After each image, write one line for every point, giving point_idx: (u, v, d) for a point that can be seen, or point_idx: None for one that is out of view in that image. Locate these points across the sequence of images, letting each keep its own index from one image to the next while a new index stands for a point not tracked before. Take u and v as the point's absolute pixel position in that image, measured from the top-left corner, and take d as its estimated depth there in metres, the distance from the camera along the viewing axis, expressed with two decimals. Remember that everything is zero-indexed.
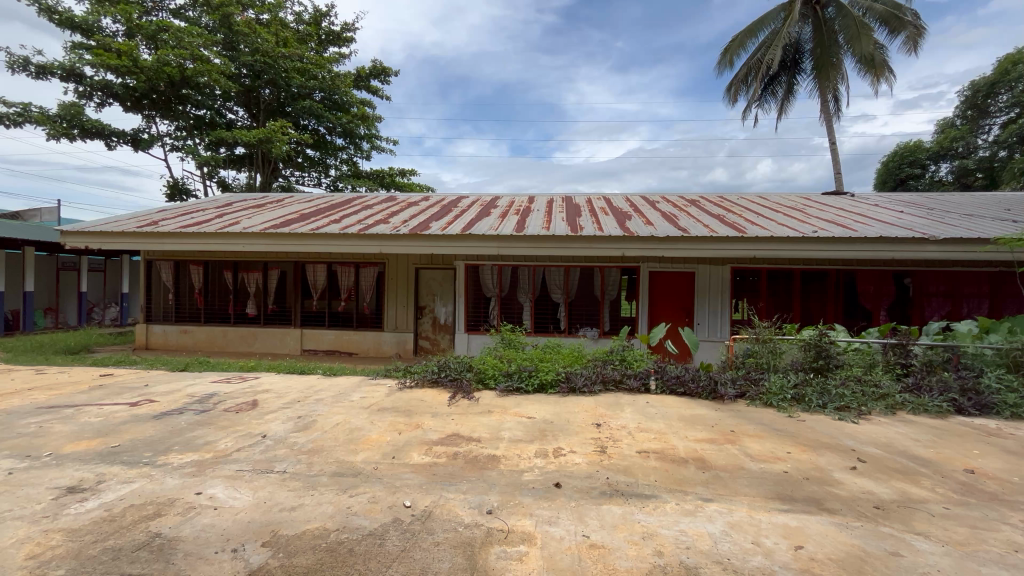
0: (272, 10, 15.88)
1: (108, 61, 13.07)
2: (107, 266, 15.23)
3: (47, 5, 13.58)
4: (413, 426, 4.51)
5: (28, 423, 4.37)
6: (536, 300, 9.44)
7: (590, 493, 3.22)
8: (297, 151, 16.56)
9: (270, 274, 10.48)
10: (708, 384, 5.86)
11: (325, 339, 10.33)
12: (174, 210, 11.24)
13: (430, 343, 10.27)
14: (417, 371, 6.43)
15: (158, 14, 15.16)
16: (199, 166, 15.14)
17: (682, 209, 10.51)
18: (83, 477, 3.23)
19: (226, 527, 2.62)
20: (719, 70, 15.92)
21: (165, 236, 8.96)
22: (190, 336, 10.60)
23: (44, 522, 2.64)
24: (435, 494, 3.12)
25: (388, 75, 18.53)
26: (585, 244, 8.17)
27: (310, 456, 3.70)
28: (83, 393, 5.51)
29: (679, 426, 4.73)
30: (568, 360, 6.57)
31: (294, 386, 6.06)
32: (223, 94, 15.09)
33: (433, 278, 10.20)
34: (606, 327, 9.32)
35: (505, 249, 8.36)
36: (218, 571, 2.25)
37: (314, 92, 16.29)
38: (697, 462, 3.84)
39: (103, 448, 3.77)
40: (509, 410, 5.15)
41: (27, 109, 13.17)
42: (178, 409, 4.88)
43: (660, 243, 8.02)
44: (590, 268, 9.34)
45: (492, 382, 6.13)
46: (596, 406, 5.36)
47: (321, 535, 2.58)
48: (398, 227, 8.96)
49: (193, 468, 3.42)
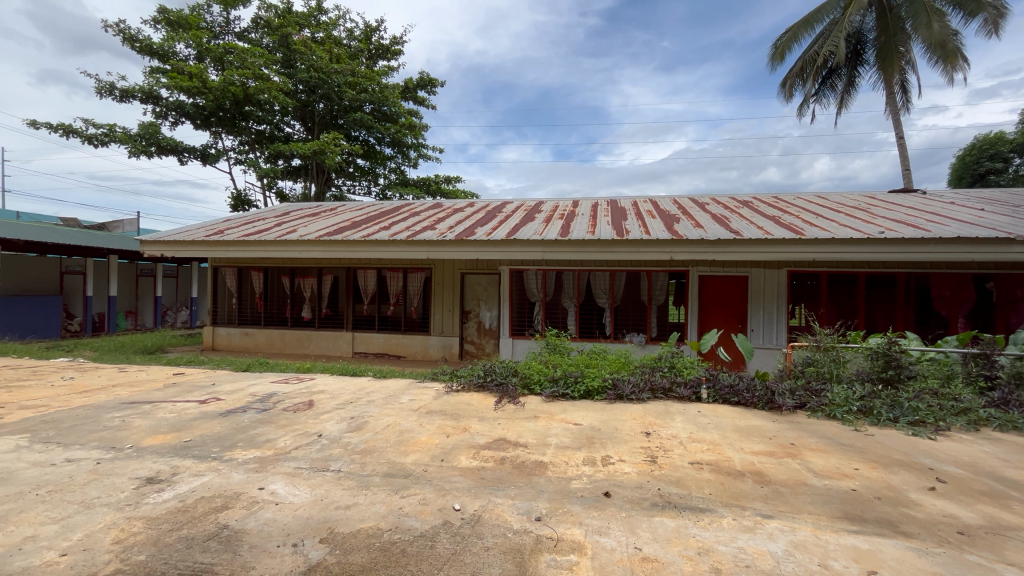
0: (326, 29, 16.72)
1: (181, 84, 14.15)
2: (179, 272, 16.42)
3: (130, 34, 14.89)
4: (461, 430, 4.56)
5: (113, 417, 4.77)
6: (581, 305, 9.35)
7: (640, 504, 3.13)
8: (348, 162, 17.28)
9: (324, 279, 10.95)
10: (764, 394, 5.58)
11: (375, 343, 10.65)
12: (238, 220, 11.99)
13: (476, 347, 10.37)
14: (463, 375, 6.51)
15: (225, 38, 16.26)
16: (260, 177, 16.05)
17: (734, 210, 10.11)
18: (161, 469, 3.47)
19: (287, 522, 2.74)
20: (771, 65, 15.22)
21: (230, 244, 9.54)
22: (252, 338, 11.22)
23: (127, 509, 2.86)
24: (484, 498, 3.13)
25: (434, 85, 19.01)
26: (632, 248, 8.02)
27: (363, 457, 3.81)
28: (159, 391, 5.94)
29: (734, 437, 4.53)
30: (615, 367, 6.45)
31: (347, 388, 6.29)
32: (282, 110, 15.97)
33: (478, 283, 10.31)
34: (654, 333, 9.08)
35: (550, 254, 8.33)
36: (280, 564, 2.35)
37: (364, 104, 16.94)
38: (755, 475, 3.65)
39: (177, 442, 4.05)
40: (555, 416, 5.11)
41: (112, 130, 14.47)
42: (242, 407, 5.17)
43: (711, 246, 7.73)
44: (637, 272, 9.14)
45: (537, 388, 6.10)
46: (645, 415, 5.21)
47: (376, 534, 2.64)
48: (444, 232, 9.14)
49: (256, 464, 3.60)
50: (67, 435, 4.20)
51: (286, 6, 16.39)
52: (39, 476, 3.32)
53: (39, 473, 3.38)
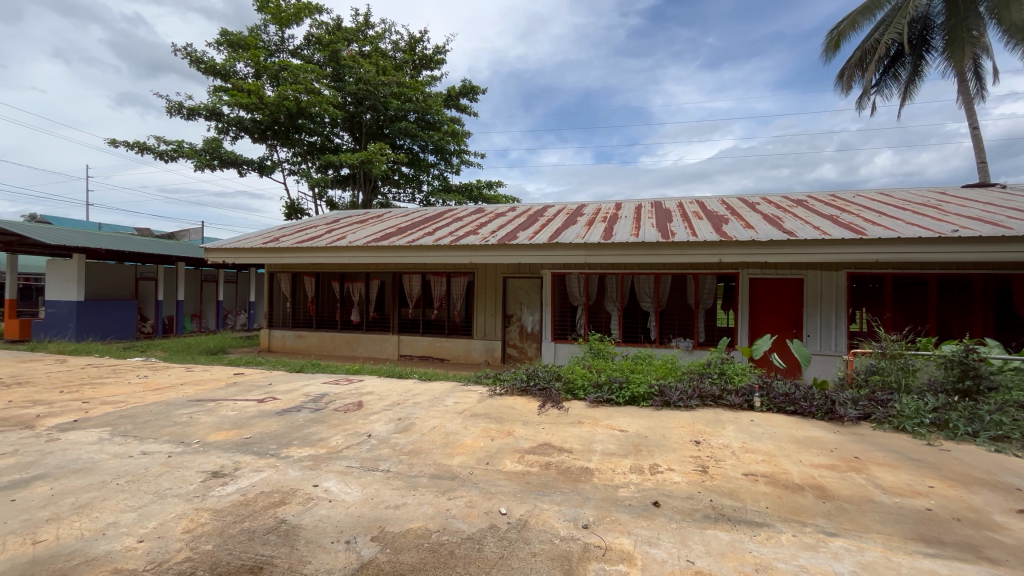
0: (372, 42, 17.31)
1: (241, 101, 15.04)
2: (239, 278, 17.42)
3: (196, 56, 15.99)
4: (505, 433, 4.57)
5: (182, 414, 5.10)
6: (625, 309, 9.18)
7: (692, 515, 3.02)
8: (394, 170, 17.79)
9: (371, 283, 11.29)
10: (824, 404, 5.27)
11: (419, 345, 10.88)
12: (292, 227, 12.58)
13: (518, 351, 10.38)
14: (507, 380, 6.52)
15: (280, 55, 17.15)
16: (312, 187, 16.80)
17: (788, 210, 9.64)
18: (224, 464, 3.68)
19: (340, 520, 2.83)
20: (826, 55, 14.43)
21: (284, 251, 10.03)
22: (304, 340, 11.72)
23: (195, 501, 3.04)
24: (530, 503, 3.12)
25: (476, 93, 19.29)
26: (678, 250, 7.80)
27: (410, 457, 3.88)
28: (222, 389, 6.31)
29: (792, 448, 4.29)
30: (661, 373, 6.27)
31: (394, 389, 6.45)
32: (332, 122, 16.67)
33: (520, 286, 10.33)
34: (701, 338, 8.79)
35: (593, 257, 8.23)
36: (335, 560, 2.43)
37: (409, 113, 17.40)
38: (816, 490, 3.44)
39: (239, 438, 4.28)
40: (600, 422, 5.02)
41: (180, 146, 15.56)
42: (296, 407, 5.39)
43: (763, 247, 7.40)
44: (683, 275, 8.88)
45: (581, 393, 6.02)
46: (694, 423, 5.03)
47: (424, 535, 2.68)
48: (487, 237, 9.23)
49: (310, 461, 3.75)
50: (142, 430, 4.52)
51: (336, 23, 17.10)
52: (119, 467, 3.60)
53: (119, 464, 3.66)
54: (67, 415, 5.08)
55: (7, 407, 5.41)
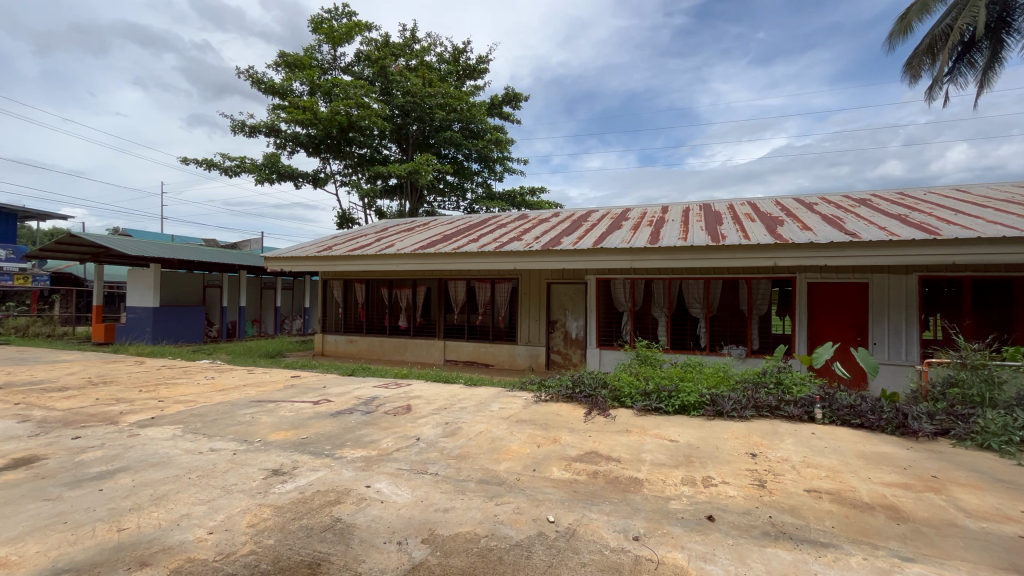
0: (419, 56, 17.85)
1: (297, 117, 15.88)
2: (295, 285, 18.33)
3: (257, 77, 17.05)
4: (551, 440, 4.54)
5: (245, 413, 5.41)
6: (673, 315, 8.92)
7: (749, 532, 2.88)
8: (439, 179, 18.21)
9: (418, 290, 11.57)
10: (894, 417, 4.89)
11: (464, 351, 11.02)
12: (344, 236, 13.10)
13: (562, 357, 10.29)
14: (551, 386, 6.48)
15: (332, 72, 17.98)
16: (362, 197, 17.47)
17: (850, 210, 9.07)
18: (284, 462, 3.86)
19: (391, 521, 2.90)
20: (891, 42, 13.51)
21: (336, 259, 10.46)
22: (355, 345, 12.16)
23: (258, 496, 3.21)
24: (578, 512, 3.07)
25: (519, 100, 19.48)
26: (730, 253, 7.51)
27: (458, 462, 3.93)
28: (281, 391, 6.64)
29: (859, 464, 4.01)
30: (712, 382, 6.03)
31: (441, 394, 6.56)
32: (380, 134, 17.30)
33: (564, 292, 10.26)
34: (755, 345, 8.41)
35: (638, 262, 8.07)
36: (387, 560, 2.49)
37: (454, 123, 17.80)
38: (888, 510, 3.19)
39: (296, 438, 4.49)
40: (648, 431, 4.89)
41: (242, 162, 16.60)
42: (349, 409, 5.60)
43: (822, 249, 7.00)
44: (735, 280, 8.54)
45: (628, 401, 5.89)
46: (750, 434, 4.80)
47: (473, 539, 2.70)
48: (531, 243, 9.23)
49: (363, 462, 3.87)
50: (211, 428, 4.83)
51: (384, 39, 17.77)
52: (190, 462, 3.85)
53: (190, 460, 3.92)
54: (145, 412, 5.51)
55: (95, 403, 5.94)
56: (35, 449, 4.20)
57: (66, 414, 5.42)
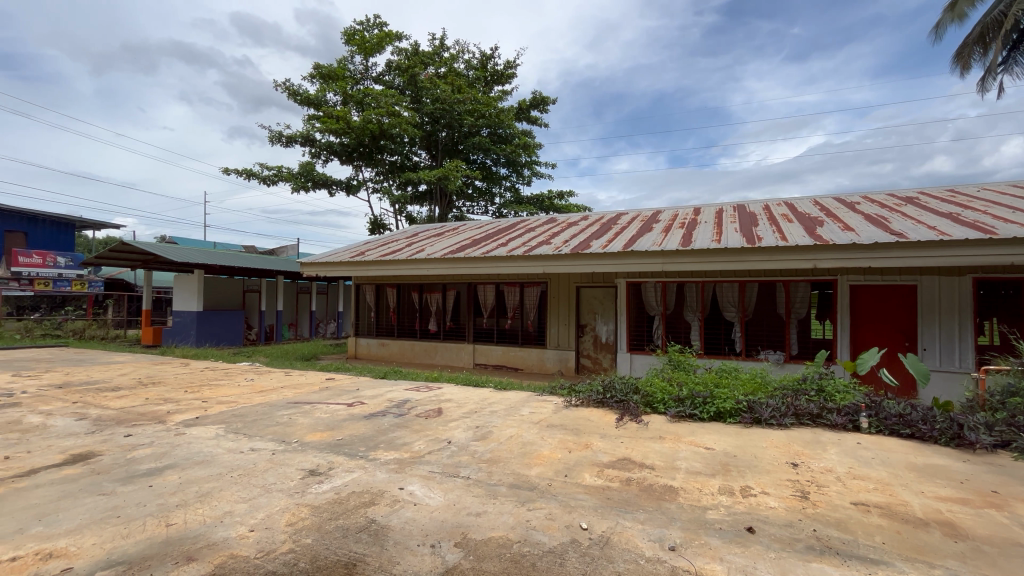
0: (447, 63, 18.13)
1: (331, 126, 16.35)
2: (329, 289, 18.81)
3: (293, 89, 17.65)
4: (583, 446, 4.48)
5: (283, 414, 5.58)
6: (706, 319, 8.70)
7: (793, 545, 2.76)
8: (468, 184, 18.39)
9: (448, 294, 11.69)
10: (948, 428, 4.60)
11: (494, 355, 11.05)
12: (376, 242, 13.36)
13: (592, 361, 10.19)
14: (582, 391, 6.42)
15: (364, 82, 18.42)
16: (393, 204, 17.80)
17: (895, 209, 8.64)
18: (320, 463, 3.96)
19: (425, 524, 2.92)
20: (939, 32, 12.88)
21: (368, 264, 10.68)
22: (386, 348, 12.37)
23: (296, 496, 3.30)
24: (612, 519, 3.02)
25: (546, 104, 19.49)
26: (766, 255, 7.28)
27: (489, 466, 3.93)
28: (317, 393, 6.82)
29: (910, 477, 3.79)
30: (749, 389, 5.83)
31: (471, 397, 6.60)
32: (410, 141, 17.62)
33: (594, 296, 10.17)
34: (794, 350, 8.11)
35: (671, 265, 7.91)
36: (421, 564, 2.50)
37: (482, 129, 17.98)
38: (945, 527, 3.01)
39: (332, 440, 4.59)
40: (682, 438, 4.77)
41: (280, 171, 17.19)
42: (382, 412, 5.69)
43: (865, 250, 6.70)
44: (772, 283, 8.27)
45: (661, 407, 5.76)
46: (791, 443, 4.61)
47: (506, 544, 2.69)
48: (560, 246, 9.19)
49: (396, 464, 3.92)
50: (251, 428, 5.00)
51: (414, 48, 18.11)
52: (232, 461, 4.00)
53: (232, 459, 4.06)
54: (190, 412, 5.75)
55: (145, 403, 6.24)
56: (91, 446, 4.45)
57: (118, 413, 5.72)
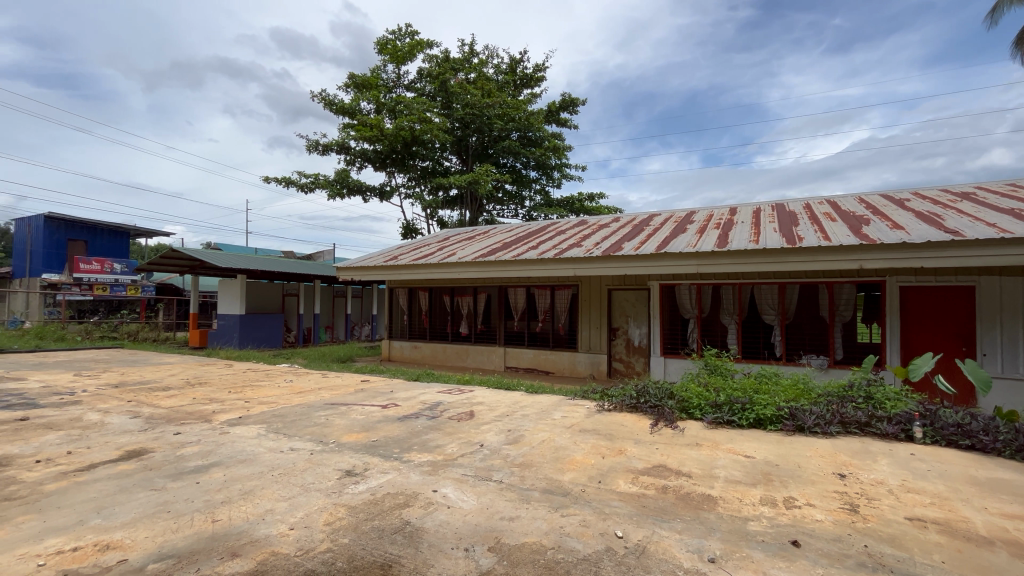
0: (477, 69, 18.31)
1: (365, 134, 16.75)
2: (364, 293, 19.26)
3: (329, 99, 18.19)
4: (616, 452, 4.41)
5: (321, 415, 5.74)
6: (744, 321, 8.42)
7: (842, 562, 2.62)
8: (498, 188, 18.47)
9: (479, 297, 11.76)
10: (1012, 440, 4.29)
11: (525, 358, 11.02)
12: (409, 246, 13.59)
13: (625, 365, 10.02)
14: (615, 395, 6.32)
15: (397, 90, 18.80)
16: (425, 208, 18.07)
17: (949, 205, 8.16)
18: (356, 464, 4.04)
19: (458, 527, 2.92)
20: (997, 15, 12.07)
21: (401, 268, 10.87)
22: (419, 351, 12.53)
23: (333, 496, 3.37)
24: (648, 528, 2.95)
25: (576, 105, 19.39)
26: (808, 256, 6.99)
27: (522, 470, 3.91)
28: (352, 395, 6.97)
29: (970, 491, 3.55)
30: (791, 395, 5.60)
31: (503, 400, 6.60)
32: (441, 147, 17.85)
33: (626, 299, 10.02)
34: (839, 355, 7.75)
35: (706, 266, 7.69)
36: (455, 567, 2.51)
37: (512, 132, 18.07)
38: (1012, 547, 2.79)
39: (367, 441, 4.68)
40: (721, 445, 4.62)
41: (316, 179, 17.74)
42: (415, 414, 5.77)
43: (917, 249, 6.32)
44: (814, 285, 7.93)
45: (697, 413, 5.61)
46: (837, 453, 4.39)
47: (539, 551, 2.66)
48: (590, 249, 9.10)
49: (429, 467, 3.96)
50: (290, 428, 5.16)
51: (444, 55, 18.37)
52: (273, 460, 4.13)
53: (273, 458, 4.19)
54: (234, 411, 5.98)
55: (192, 402, 6.53)
56: (144, 443, 4.68)
57: (168, 412, 6.00)
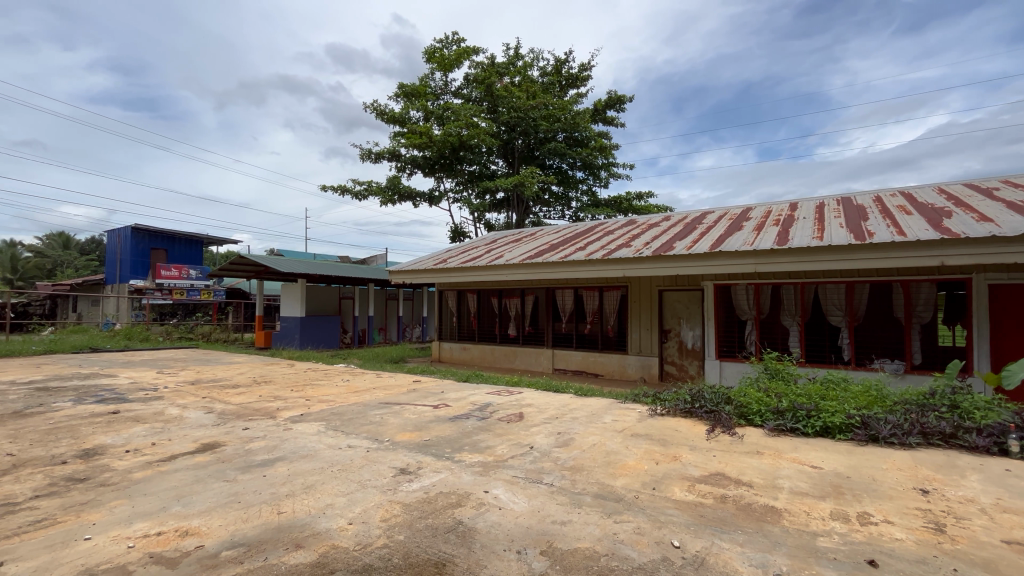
0: (522, 72, 18.38)
1: (415, 141, 17.21)
2: (415, 296, 19.81)
3: (380, 108, 18.84)
4: (670, 458, 4.26)
5: (375, 414, 5.93)
6: (807, 323, 7.94)
7: None
8: (544, 189, 18.44)
9: (527, 299, 11.76)
10: None
11: (574, 360, 10.91)
12: (458, 249, 13.82)
13: (677, 368, 9.70)
14: (668, 399, 6.13)
15: (444, 97, 19.19)
16: (472, 212, 18.32)
17: None
18: (409, 462, 4.14)
19: (510, 529, 2.93)
20: None
21: (450, 270, 11.07)
22: (468, 352, 12.70)
23: (388, 493, 3.47)
24: (706, 539, 2.83)
25: (623, 102, 19.05)
26: (880, 252, 6.48)
27: (573, 473, 3.87)
28: (405, 395, 7.17)
29: None
30: (863, 402, 5.20)
31: (552, 403, 6.56)
32: (488, 150, 18.04)
33: (678, 300, 9.70)
34: (917, 360, 7.14)
35: (764, 266, 7.32)
36: (508, 569, 2.51)
37: (558, 133, 18.02)
38: None
39: (420, 440, 4.79)
40: (784, 455, 4.36)
41: (369, 186, 18.40)
42: (465, 414, 5.84)
43: (1007, 243, 5.71)
44: (887, 284, 7.35)
45: (757, 419, 5.33)
46: (918, 467, 4.02)
47: (593, 557, 2.62)
48: (640, 249, 8.88)
49: (480, 467, 4.00)
50: (348, 426, 5.37)
51: (490, 60, 18.57)
52: (333, 456, 4.31)
53: (332, 454, 4.38)
54: (296, 409, 6.30)
55: (259, 400, 6.94)
56: (217, 437, 5.02)
57: (238, 408, 6.42)
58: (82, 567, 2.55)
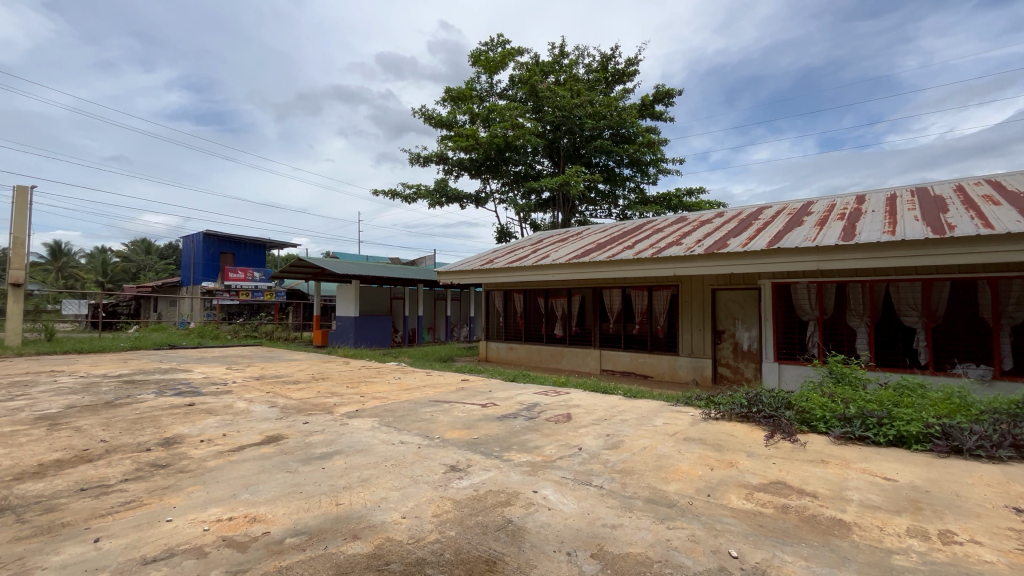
0: (567, 70, 18.28)
1: (461, 144, 17.47)
2: (462, 296, 20.14)
3: (429, 113, 19.26)
4: (726, 464, 4.10)
5: (426, 411, 6.08)
6: (877, 324, 7.40)
7: None
8: (591, 188, 18.21)
9: (573, 299, 11.66)
10: None
11: (622, 361, 10.71)
12: (505, 249, 13.91)
13: (732, 371, 9.31)
14: (722, 403, 5.89)
15: (490, 99, 19.39)
16: (518, 212, 18.38)
17: None
18: (459, 459, 4.21)
19: (560, 530, 2.91)
20: None
21: (497, 271, 11.15)
22: (515, 352, 12.76)
23: (439, 489, 3.54)
24: (767, 551, 2.70)
25: (671, 96, 18.51)
26: (963, 248, 5.93)
27: (623, 477, 3.80)
28: (454, 393, 7.30)
29: None
30: (944, 411, 4.78)
31: (600, 404, 6.47)
32: (533, 150, 18.04)
33: (733, 299, 9.30)
34: (1008, 365, 6.49)
35: (829, 263, 6.88)
36: (559, 570, 2.50)
37: (603, 130, 17.77)
38: None
39: (469, 438, 4.86)
40: (852, 464, 4.09)
41: (418, 189, 18.87)
42: (513, 414, 5.87)
43: None
44: (971, 281, 6.72)
45: (821, 426, 5.02)
46: (1010, 483, 3.64)
47: (645, 563, 2.56)
48: (693, 246, 8.57)
49: (529, 467, 4.00)
50: (400, 422, 5.54)
51: (534, 59, 18.57)
52: (386, 451, 4.45)
53: (385, 449, 4.53)
54: (351, 405, 6.57)
55: (318, 395, 7.29)
56: (280, 430, 5.31)
57: (299, 403, 6.77)
58: (165, 546, 2.77)
